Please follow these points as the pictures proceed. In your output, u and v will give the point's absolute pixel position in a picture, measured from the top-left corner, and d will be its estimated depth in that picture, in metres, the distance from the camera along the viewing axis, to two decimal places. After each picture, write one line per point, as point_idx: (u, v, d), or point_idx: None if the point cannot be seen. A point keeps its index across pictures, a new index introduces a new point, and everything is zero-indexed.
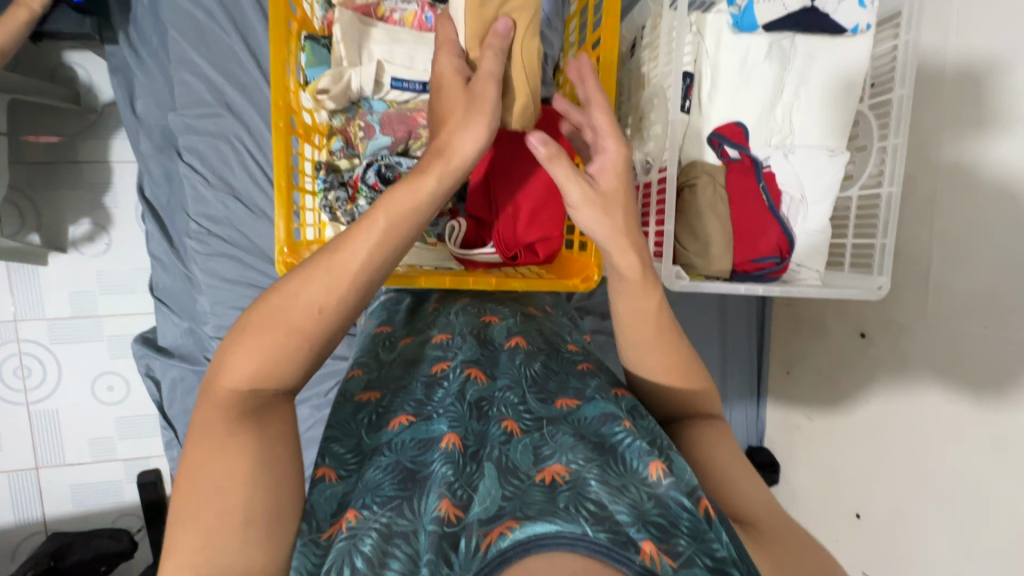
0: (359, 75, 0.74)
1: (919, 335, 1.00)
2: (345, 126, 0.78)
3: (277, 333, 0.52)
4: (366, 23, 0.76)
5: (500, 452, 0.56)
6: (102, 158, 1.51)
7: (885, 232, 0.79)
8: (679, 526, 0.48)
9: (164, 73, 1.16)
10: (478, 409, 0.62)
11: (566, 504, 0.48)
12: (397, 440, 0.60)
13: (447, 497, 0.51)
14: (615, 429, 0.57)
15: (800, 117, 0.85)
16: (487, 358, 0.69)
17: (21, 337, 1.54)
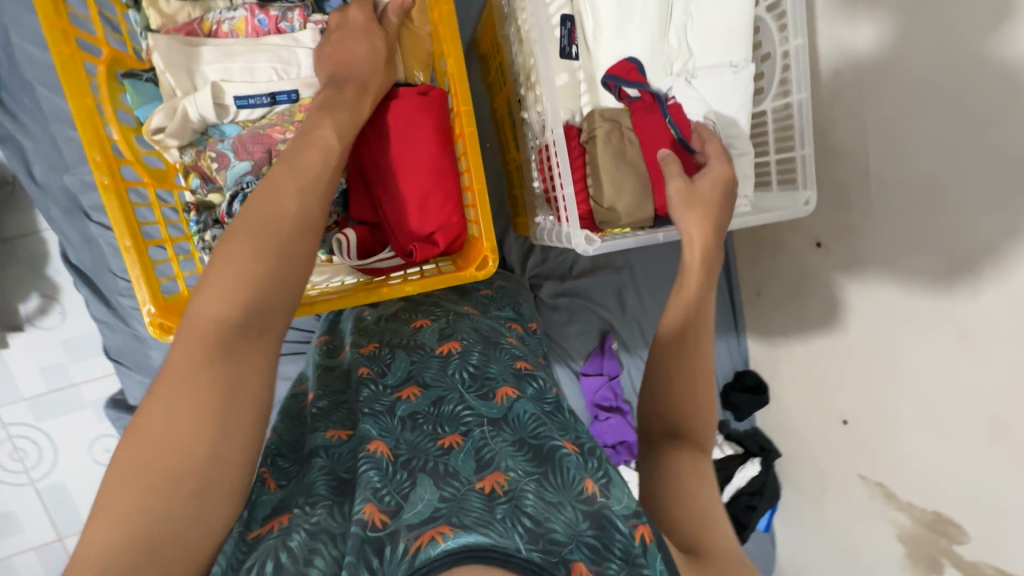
0: (193, 102, 0.72)
1: (871, 234, 0.97)
2: (199, 161, 0.75)
3: (255, 248, 0.49)
4: (190, 46, 0.73)
5: (436, 463, 0.54)
6: (29, 229, 1.47)
7: (804, 143, 0.74)
8: (612, 550, 0.47)
9: (50, 133, 1.10)
10: (413, 421, 0.59)
11: (503, 514, 0.47)
12: (334, 450, 0.61)
13: (371, 502, 0.49)
14: (552, 436, 0.56)
15: (696, 36, 0.79)
16: (418, 365, 0.67)
17: (6, 421, 1.55)
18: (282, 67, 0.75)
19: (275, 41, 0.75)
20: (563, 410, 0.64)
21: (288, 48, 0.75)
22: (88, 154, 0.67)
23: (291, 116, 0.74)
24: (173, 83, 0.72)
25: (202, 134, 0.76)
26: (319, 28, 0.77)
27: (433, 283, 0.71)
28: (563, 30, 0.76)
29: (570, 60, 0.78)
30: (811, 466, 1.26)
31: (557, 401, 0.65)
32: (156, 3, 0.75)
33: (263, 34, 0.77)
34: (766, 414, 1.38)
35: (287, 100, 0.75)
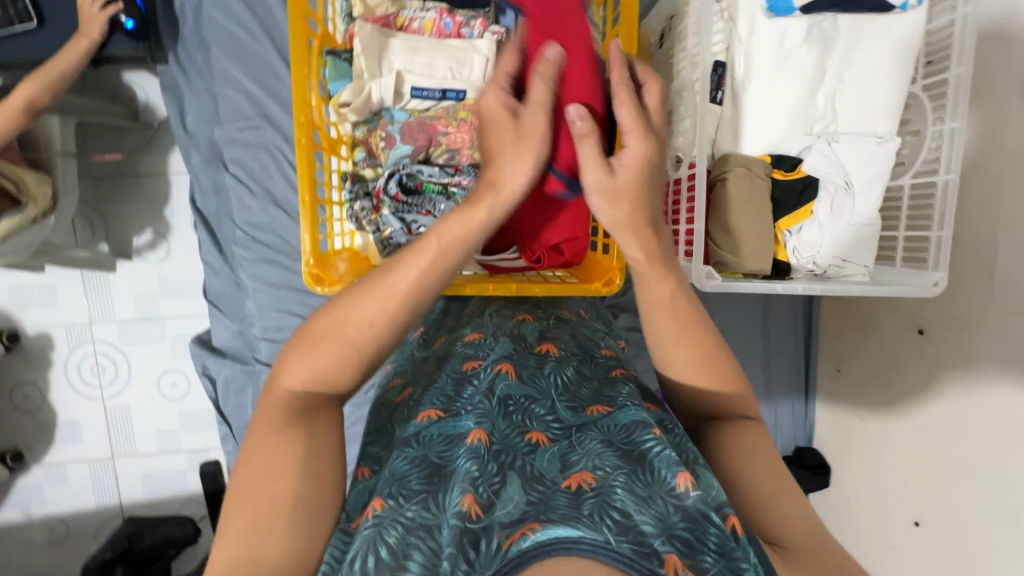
0: (379, 86, 0.78)
1: (982, 330, 0.93)
2: (368, 137, 0.82)
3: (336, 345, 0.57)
4: (384, 37, 0.80)
5: (524, 461, 0.52)
6: (159, 171, 1.61)
7: (942, 224, 0.73)
8: (706, 543, 0.45)
9: (210, 90, 1.22)
10: (505, 407, 0.58)
11: (591, 509, 0.45)
12: (425, 434, 0.58)
13: (470, 492, 0.47)
14: (644, 437, 0.54)
15: (844, 102, 0.80)
16: (519, 354, 0.66)
17: (95, 338, 1.68)
18: (457, 68, 0.80)
19: (456, 44, 0.81)
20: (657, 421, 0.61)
21: (466, 53, 0.81)
22: (296, 115, 0.76)
23: (455, 114, 0.80)
24: (364, 65, 0.79)
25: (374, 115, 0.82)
26: (495, 39, 0.83)
27: (555, 288, 0.76)
28: (714, 75, 0.80)
29: (715, 104, 0.81)
30: (865, 562, 1.19)
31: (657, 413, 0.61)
32: None
33: (445, 36, 0.83)
34: (822, 496, 1.31)
35: (456, 98, 0.80)
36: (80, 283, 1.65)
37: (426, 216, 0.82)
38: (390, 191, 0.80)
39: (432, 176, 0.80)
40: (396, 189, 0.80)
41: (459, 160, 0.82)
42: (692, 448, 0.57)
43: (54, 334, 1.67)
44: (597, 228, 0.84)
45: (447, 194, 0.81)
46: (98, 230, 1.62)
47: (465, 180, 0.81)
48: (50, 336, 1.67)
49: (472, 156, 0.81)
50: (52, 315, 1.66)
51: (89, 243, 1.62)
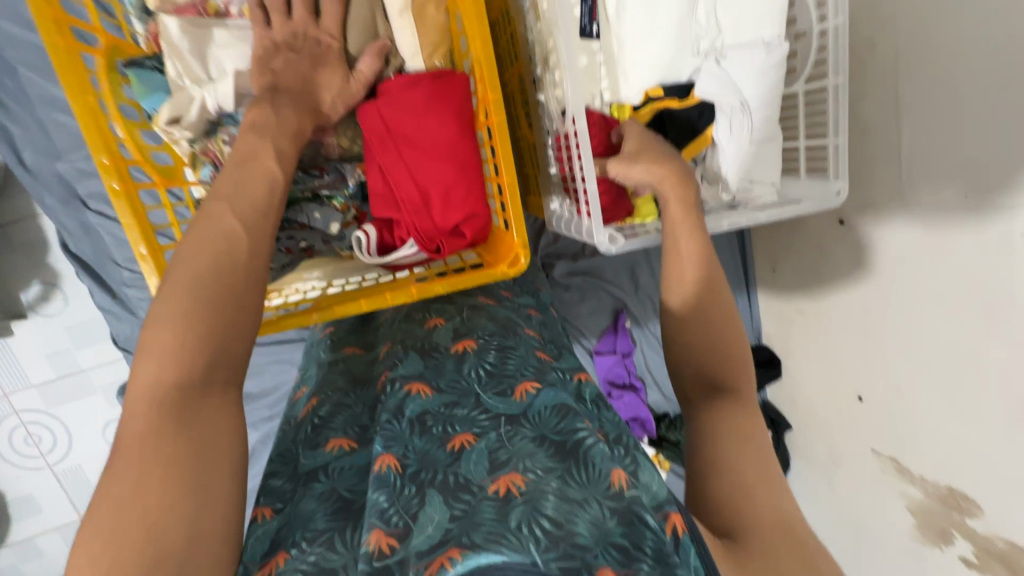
0: (212, 91, 0.70)
1: (900, 212, 0.94)
2: (214, 148, 0.73)
3: (198, 291, 0.51)
4: (200, 28, 0.70)
5: (446, 474, 0.52)
6: (26, 215, 1.43)
7: (837, 131, 0.71)
8: (643, 549, 0.45)
9: (38, 117, 1.04)
10: (422, 423, 0.57)
11: (518, 522, 0.46)
12: (334, 466, 0.56)
13: (379, 528, 0.47)
14: (575, 427, 0.55)
15: (726, 12, 0.73)
16: (433, 367, 0.64)
17: (18, 408, 1.55)
18: None
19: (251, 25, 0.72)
20: (587, 400, 0.62)
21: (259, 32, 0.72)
22: (95, 155, 0.65)
23: None
24: (180, 70, 0.70)
25: (214, 124, 0.74)
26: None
27: (457, 281, 0.69)
28: (584, 7, 0.71)
29: (590, 40, 0.74)
30: (823, 440, 1.27)
31: (580, 390, 0.64)
32: None
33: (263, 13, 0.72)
34: (778, 387, 1.39)
35: None
36: None
37: (304, 228, 0.78)
38: None
39: (298, 183, 0.76)
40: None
41: (324, 158, 0.78)
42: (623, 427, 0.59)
43: None
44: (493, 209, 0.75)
45: (319, 200, 0.78)
46: None
47: (336, 179, 0.78)
48: None
49: (338, 148, 0.76)
50: None
51: None
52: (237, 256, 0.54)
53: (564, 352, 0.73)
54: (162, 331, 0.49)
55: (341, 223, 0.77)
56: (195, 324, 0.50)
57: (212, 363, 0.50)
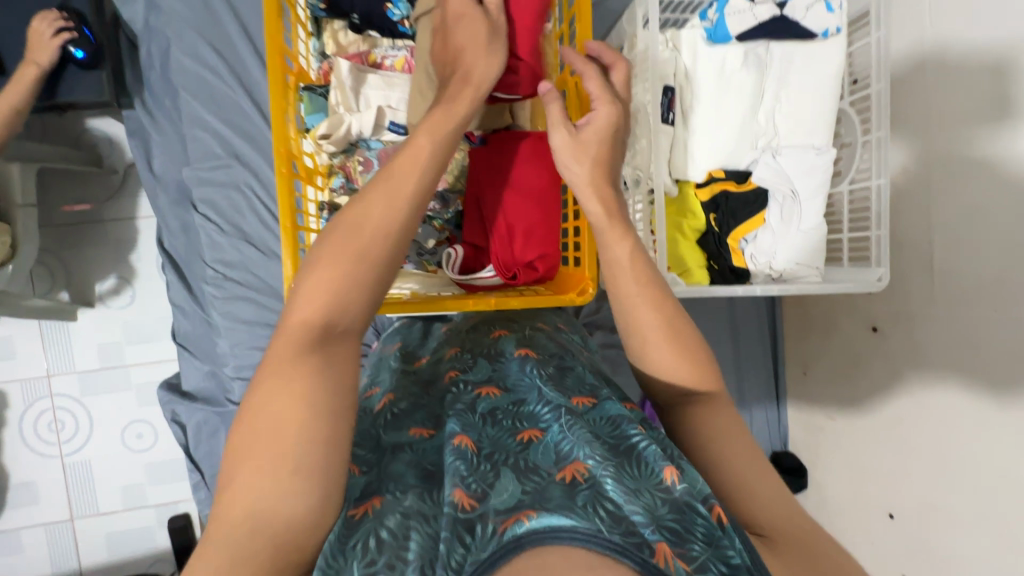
0: (357, 120, 0.82)
1: (932, 324, 1.00)
2: (348, 164, 0.85)
3: (345, 258, 0.56)
4: (360, 73, 0.83)
5: (517, 458, 0.56)
6: (123, 216, 1.60)
7: (879, 224, 0.80)
8: (694, 533, 0.48)
9: (177, 132, 1.23)
10: (493, 417, 0.63)
11: (584, 501, 0.48)
12: (417, 445, 0.62)
13: (460, 489, 0.52)
14: (629, 433, 0.59)
15: (783, 118, 0.87)
16: (499, 370, 0.71)
17: (54, 392, 1.61)
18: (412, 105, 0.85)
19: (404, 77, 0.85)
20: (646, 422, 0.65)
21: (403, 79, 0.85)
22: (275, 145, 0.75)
23: None
24: (339, 100, 0.83)
25: (351, 146, 0.85)
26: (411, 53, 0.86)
27: (535, 300, 0.77)
28: (665, 98, 0.85)
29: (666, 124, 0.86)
30: None
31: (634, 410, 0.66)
32: (336, 35, 0.89)
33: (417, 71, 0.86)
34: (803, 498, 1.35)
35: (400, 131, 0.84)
36: (37, 335, 1.60)
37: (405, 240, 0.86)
38: None
39: None
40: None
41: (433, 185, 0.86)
42: (669, 442, 0.61)
43: (9, 391, 1.59)
44: (568, 245, 0.86)
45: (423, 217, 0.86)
46: (59, 279, 1.58)
47: (440, 205, 0.86)
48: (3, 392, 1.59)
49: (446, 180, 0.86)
50: (7, 370, 1.59)
51: (48, 293, 1.56)
52: (384, 221, 0.57)
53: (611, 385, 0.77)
54: (313, 287, 0.55)
55: (436, 241, 0.87)
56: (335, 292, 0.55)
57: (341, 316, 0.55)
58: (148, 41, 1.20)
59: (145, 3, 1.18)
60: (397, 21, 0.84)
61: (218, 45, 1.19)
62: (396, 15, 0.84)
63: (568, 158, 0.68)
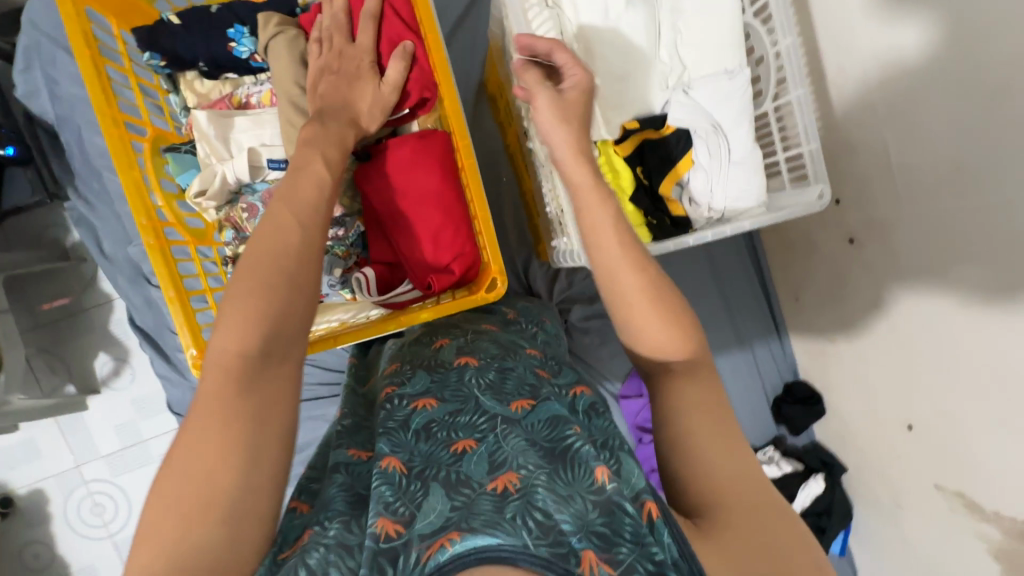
0: (230, 167, 0.82)
1: (904, 226, 0.92)
2: (233, 216, 0.84)
3: (263, 286, 0.55)
4: (225, 118, 0.85)
5: (449, 471, 0.56)
6: (101, 300, 1.63)
7: (808, 139, 0.75)
8: (622, 534, 0.49)
9: (115, 212, 1.24)
10: (428, 430, 0.62)
11: (513, 514, 0.49)
12: (353, 468, 0.62)
13: (384, 515, 0.52)
14: (565, 434, 0.58)
15: (687, 50, 0.81)
16: (438, 380, 0.69)
17: (87, 479, 1.68)
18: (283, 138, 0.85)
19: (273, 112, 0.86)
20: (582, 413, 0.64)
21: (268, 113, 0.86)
22: (136, 219, 0.77)
23: None
24: (209, 151, 0.84)
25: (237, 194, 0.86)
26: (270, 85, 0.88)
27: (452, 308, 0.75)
28: None
29: None
30: (881, 479, 1.17)
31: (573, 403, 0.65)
32: (192, 85, 0.89)
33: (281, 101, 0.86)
34: (823, 425, 1.30)
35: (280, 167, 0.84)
36: (57, 430, 1.66)
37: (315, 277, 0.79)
38: None
39: None
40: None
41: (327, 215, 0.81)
42: (613, 433, 0.62)
43: (46, 486, 1.67)
44: None
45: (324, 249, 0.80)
46: (61, 374, 1.63)
47: (339, 231, 0.81)
48: (41, 489, 1.67)
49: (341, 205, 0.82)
50: (40, 468, 1.66)
51: (54, 389, 1.62)
52: (288, 256, 0.57)
53: (564, 369, 0.76)
54: (226, 328, 0.53)
55: (345, 268, 0.82)
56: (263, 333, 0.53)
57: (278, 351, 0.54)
58: (62, 129, 1.19)
59: (48, 93, 1.18)
60: (248, 58, 0.87)
61: None
62: (244, 53, 0.86)
63: (562, 116, 0.69)
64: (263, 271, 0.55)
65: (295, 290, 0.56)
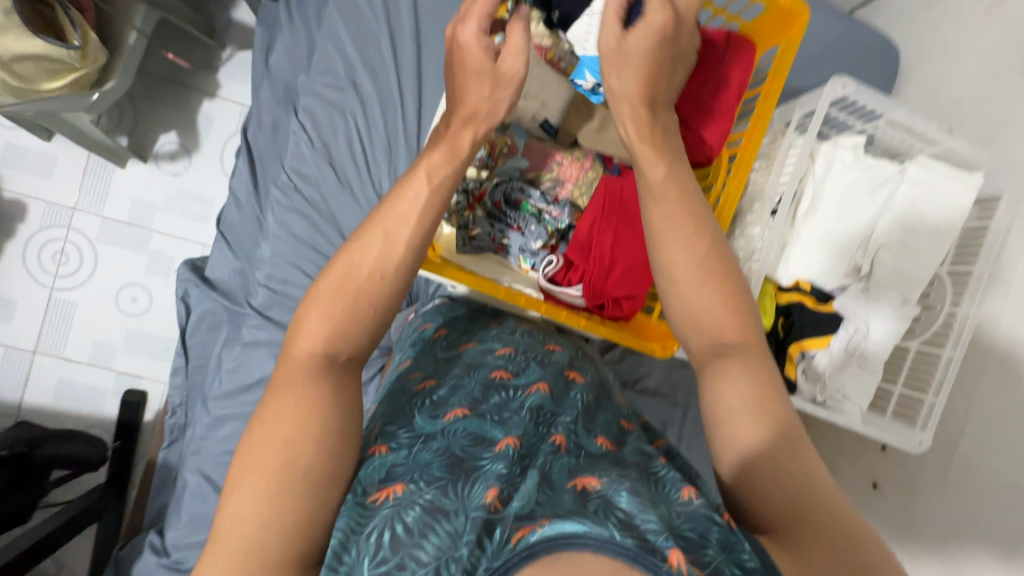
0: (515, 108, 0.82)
1: (937, 504, 0.96)
2: (495, 139, 0.83)
3: (356, 266, 0.55)
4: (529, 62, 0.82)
5: (546, 461, 0.50)
6: (208, 89, 1.60)
7: (938, 392, 0.82)
8: (709, 538, 0.43)
9: (306, 38, 1.25)
10: (536, 416, 0.56)
11: (595, 508, 0.43)
12: (451, 428, 0.54)
13: (495, 488, 0.45)
14: (654, 465, 0.54)
15: (883, 260, 0.89)
16: (552, 376, 0.65)
17: (73, 225, 1.59)
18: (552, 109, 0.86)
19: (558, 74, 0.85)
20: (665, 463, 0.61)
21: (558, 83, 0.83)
22: None
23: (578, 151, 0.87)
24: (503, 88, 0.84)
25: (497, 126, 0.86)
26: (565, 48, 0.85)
27: (618, 335, 0.81)
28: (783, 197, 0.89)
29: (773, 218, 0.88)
30: None
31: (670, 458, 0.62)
32: None
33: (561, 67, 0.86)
34: None
35: (549, 131, 0.86)
36: (81, 166, 1.58)
37: (515, 231, 0.87)
38: (494, 199, 0.86)
39: (532, 200, 0.86)
40: (499, 197, 0.86)
41: (557, 192, 0.87)
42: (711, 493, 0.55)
43: (31, 207, 1.57)
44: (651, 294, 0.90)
45: (538, 218, 0.87)
46: (125, 123, 1.57)
47: (558, 212, 0.87)
48: (25, 205, 1.57)
49: (571, 192, 0.88)
50: (39, 187, 1.57)
51: (110, 132, 1.56)
52: (399, 221, 0.57)
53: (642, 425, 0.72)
54: (310, 323, 0.53)
55: (542, 243, 0.87)
56: (333, 318, 0.53)
57: (364, 299, 0.54)
58: None
59: None
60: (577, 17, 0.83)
61: None
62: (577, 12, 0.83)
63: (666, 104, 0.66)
64: (351, 271, 0.55)
65: (389, 245, 0.56)
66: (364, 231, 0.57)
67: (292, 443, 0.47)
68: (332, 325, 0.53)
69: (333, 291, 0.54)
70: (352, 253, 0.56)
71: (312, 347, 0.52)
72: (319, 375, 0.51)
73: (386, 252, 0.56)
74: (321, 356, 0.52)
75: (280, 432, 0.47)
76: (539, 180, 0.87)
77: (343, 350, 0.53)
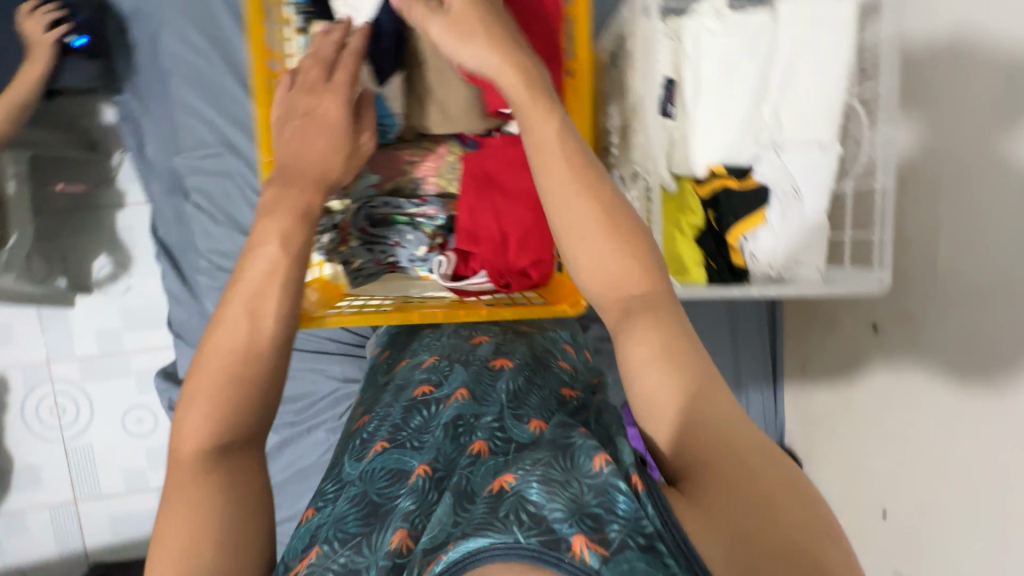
0: None
1: (938, 323, 0.97)
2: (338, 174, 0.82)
3: (226, 352, 0.54)
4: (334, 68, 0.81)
5: (462, 476, 0.52)
6: (116, 200, 1.58)
7: (883, 226, 0.79)
8: (615, 512, 0.45)
9: (168, 120, 1.21)
10: (454, 430, 0.59)
11: (506, 511, 0.45)
12: (367, 470, 0.58)
13: (403, 528, 0.48)
14: (570, 433, 0.55)
15: (788, 110, 0.83)
16: (473, 375, 0.68)
17: (55, 377, 1.62)
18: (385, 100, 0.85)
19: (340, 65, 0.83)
20: (592, 424, 0.62)
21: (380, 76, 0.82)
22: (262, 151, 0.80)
23: (425, 144, 0.87)
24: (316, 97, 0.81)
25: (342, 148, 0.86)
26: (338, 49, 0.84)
27: (526, 312, 0.83)
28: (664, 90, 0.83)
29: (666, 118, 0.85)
30: None
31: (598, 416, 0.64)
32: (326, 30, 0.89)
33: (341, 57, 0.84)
34: None
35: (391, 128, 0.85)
36: (35, 321, 1.60)
37: (396, 246, 0.89)
38: (359, 225, 0.87)
39: (399, 210, 0.87)
40: (364, 222, 0.87)
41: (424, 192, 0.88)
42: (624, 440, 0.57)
43: (10, 376, 1.60)
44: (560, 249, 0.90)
45: (413, 225, 0.89)
46: (56, 265, 1.57)
47: (431, 211, 0.88)
48: (3, 377, 1.60)
49: (437, 184, 0.89)
50: (7, 356, 1.60)
51: (45, 280, 1.56)
52: (263, 294, 0.57)
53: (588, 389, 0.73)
54: (189, 422, 0.52)
55: (428, 247, 0.89)
56: (214, 412, 0.52)
57: (244, 383, 0.54)
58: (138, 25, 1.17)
59: None
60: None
61: (207, 28, 1.16)
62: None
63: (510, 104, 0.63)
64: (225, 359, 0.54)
65: (252, 321, 0.56)
66: (227, 313, 0.56)
67: (190, 548, 0.47)
68: (214, 418, 0.52)
69: (206, 385, 0.53)
70: (220, 342, 0.55)
71: (198, 445, 0.51)
72: (212, 471, 0.50)
73: (250, 330, 0.55)
74: (208, 450, 0.51)
75: (179, 537, 0.47)
76: (399, 188, 0.88)
77: (235, 439, 0.53)
